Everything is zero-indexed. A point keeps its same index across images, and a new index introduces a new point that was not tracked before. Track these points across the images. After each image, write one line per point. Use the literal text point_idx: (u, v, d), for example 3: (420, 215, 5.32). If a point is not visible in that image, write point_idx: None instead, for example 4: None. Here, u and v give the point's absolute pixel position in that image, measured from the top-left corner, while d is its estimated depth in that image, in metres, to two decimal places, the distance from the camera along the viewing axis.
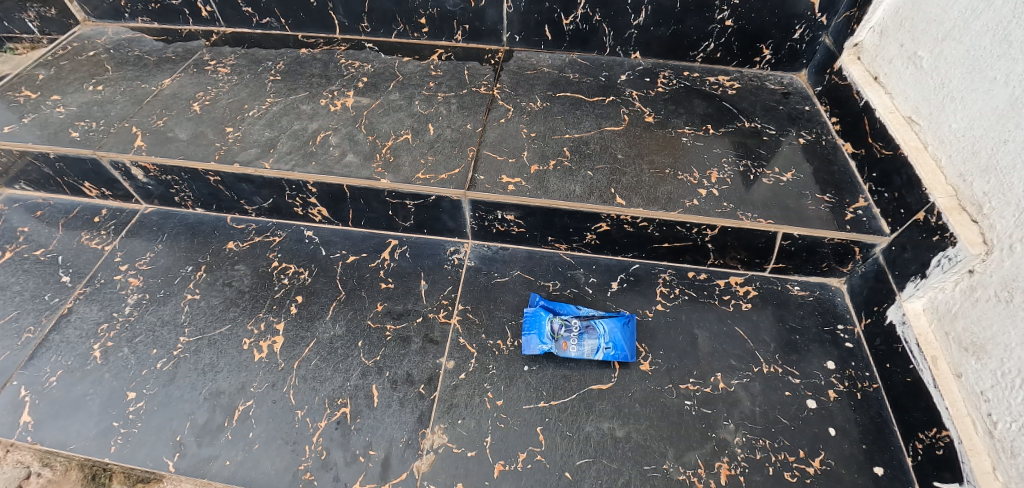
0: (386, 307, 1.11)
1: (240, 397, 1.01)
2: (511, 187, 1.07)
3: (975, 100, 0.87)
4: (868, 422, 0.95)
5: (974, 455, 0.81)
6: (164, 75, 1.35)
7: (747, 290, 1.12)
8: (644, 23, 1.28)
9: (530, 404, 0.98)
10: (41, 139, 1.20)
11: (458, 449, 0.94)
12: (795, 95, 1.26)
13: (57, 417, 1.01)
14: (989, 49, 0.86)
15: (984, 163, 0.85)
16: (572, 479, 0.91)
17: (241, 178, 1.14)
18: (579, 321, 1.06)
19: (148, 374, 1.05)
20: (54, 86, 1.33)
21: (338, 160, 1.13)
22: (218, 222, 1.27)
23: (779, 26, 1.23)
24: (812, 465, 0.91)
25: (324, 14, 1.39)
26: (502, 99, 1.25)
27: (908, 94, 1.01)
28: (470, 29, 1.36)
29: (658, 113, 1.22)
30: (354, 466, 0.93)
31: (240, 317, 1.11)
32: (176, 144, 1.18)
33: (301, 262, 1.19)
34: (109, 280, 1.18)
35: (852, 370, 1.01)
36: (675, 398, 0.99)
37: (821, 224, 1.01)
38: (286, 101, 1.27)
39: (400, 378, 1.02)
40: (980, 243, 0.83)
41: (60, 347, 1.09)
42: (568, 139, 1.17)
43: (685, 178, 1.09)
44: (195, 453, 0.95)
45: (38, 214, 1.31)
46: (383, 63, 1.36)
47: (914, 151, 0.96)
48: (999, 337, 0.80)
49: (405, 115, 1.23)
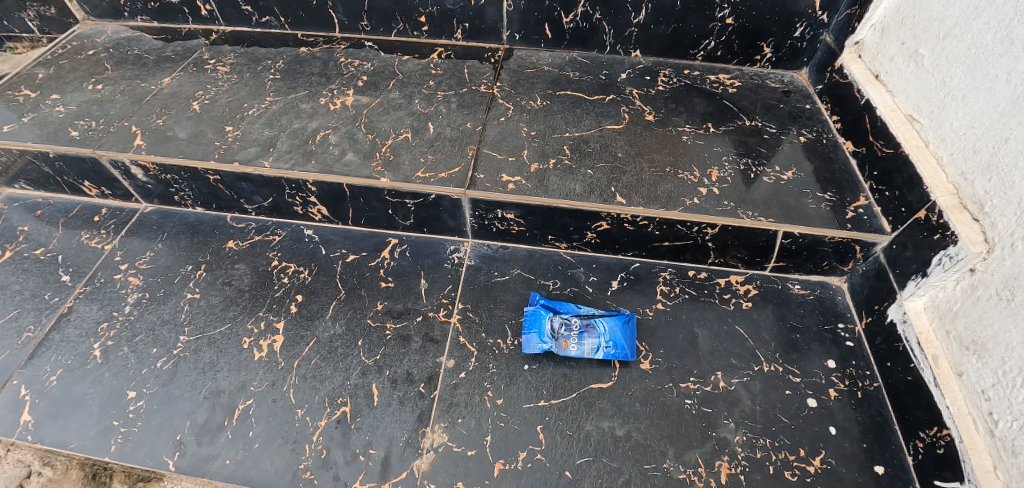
0: (386, 306, 1.11)
1: (240, 396, 1.01)
2: (511, 185, 1.07)
3: (976, 98, 0.87)
4: (869, 420, 0.95)
5: (975, 454, 0.80)
6: (164, 74, 1.35)
7: (748, 289, 1.12)
8: (645, 21, 1.28)
9: (530, 403, 0.98)
10: (41, 138, 1.20)
11: (458, 448, 0.94)
12: (796, 93, 1.26)
13: (57, 416, 1.01)
14: (991, 47, 0.85)
15: (985, 161, 0.84)
16: (572, 478, 0.91)
17: (240, 177, 1.14)
18: (579, 319, 1.06)
19: (148, 373, 1.04)
20: (54, 85, 1.32)
21: (338, 159, 1.13)
22: (218, 221, 1.27)
23: (779, 24, 1.23)
24: (812, 464, 0.91)
25: (323, 12, 1.39)
26: (502, 97, 1.25)
27: (909, 92, 1.01)
28: (469, 28, 1.36)
29: (658, 111, 1.22)
30: (354, 465, 0.93)
31: (239, 316, 1.11)
32: (176, 143, 1.17)
33: (301, 261, 1.19)
34: (108, 279, 1.18)
35: (853, 369, 1.01)
36: (675, 397, 0.99)
37: (821, 223, 1.00)
38: (285, 100, 1.27)
39: (400, 377, 1.02)
40: (981, 241, 0.83)
41: (60, 346, 1.09)
42: (568, 138, 1.16)
43: (685, 177, 1.09)
44: (195, 452, 0.95)
45: (37, 213, 1.31)
46: (382, 62, 1.36)
47: (915, 149, 0.96)
48: (1001, 336, 0.80)
49: (405, 113, 1.22)
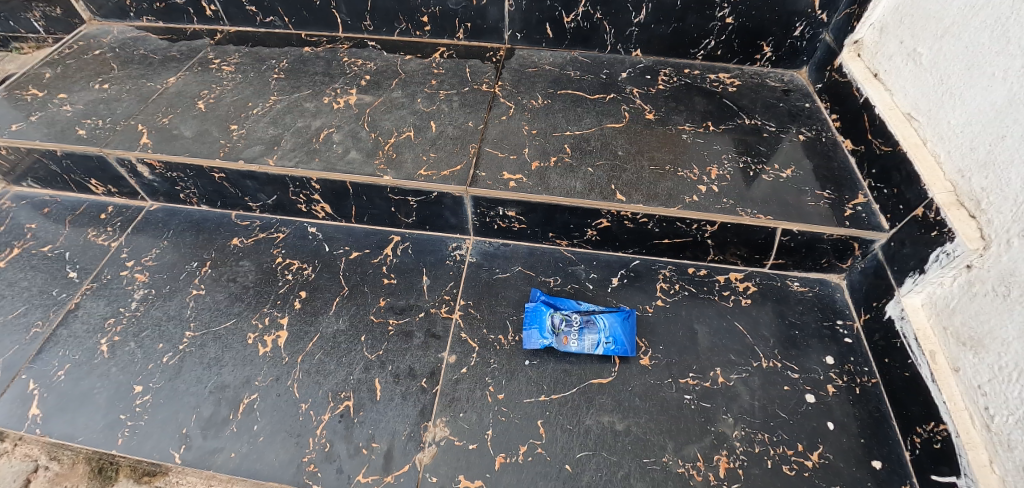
0: (389, 302, 1.12)
1: (245, 390, 1.02)
2: (513, 183, 1.08)
3: (973, 96, 0.88)
4: (868, 416, 0.96)
5: (972, 448, 0.81)
6: (170, 73, 1.36)
7: (747, 286, 1.12)
8: (645, 21, 1.29)
9: (531, 398, 0.99)
10: (49, 137, 1.21)
11: (459, 442, 0.95)
12: (796, 92, 1.26)
13: (65, 409, 1.02)
14: (988, 45, 0.86)
15: (982, 158, 0.85)
16: (572, 471, 0.92)
17: (245, 175, 1.16)
18: (580, 315, 1.07)
19: (155, 368, 1.06)
20: (60, 85, 1.34)
21: (342, 157, 1.15)
22: (222, 219, 1.28)
23: (779, 23, 1.24)
24: (811, 459, 0.92)
25: (327, 12, 1.41)
26: (503, 96, 1.26)
27: (907, 91, 1.02)
28: (471, 27, 1.37)
29: (658, 110, 1.23)
30: (358, 458, 0.94)
31: (244, 312, 1.13)
32: (182, 141, 1.19)
33: (304, 258, 1.20)
34: (115, 276, 1.20)
35: (852, 365, 1.01)
36: (674, 393, 1.00)
37: (820, 220, 1.01)
38: (289, 99, 1.28)
39: (402, 372, 1.03)
40: (978, 238, 0.84)
41: (68, 342, 1.11)
42: (568, 136, 1.17)
43: (685, 175, 1.10)
44: (201, 446, 0.96)
45: (45, 211, 1.32)
46: (385, 61, 1.37)
47: (913, 147, 0.97)
48: (997, 331, 0.81)
49: (407, 112, 1.24)
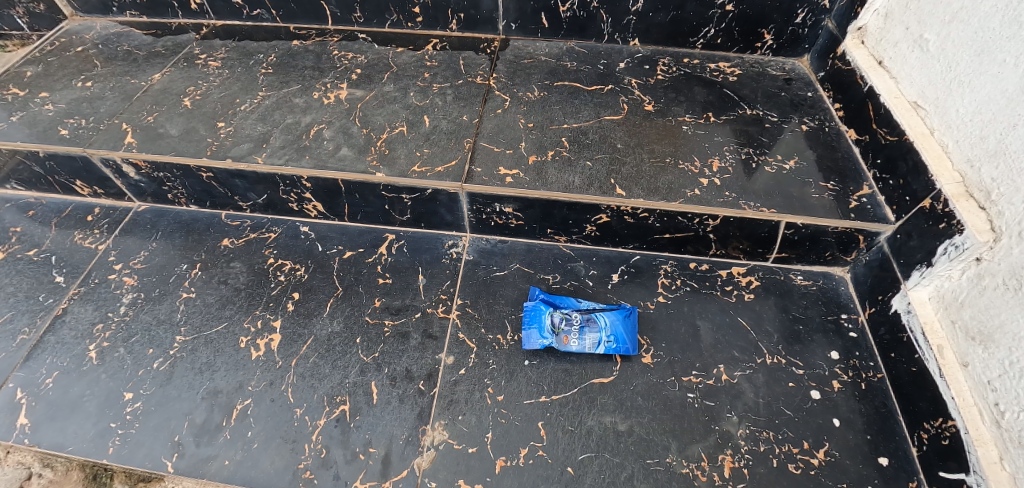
0: (384, 303, 1.10)
1: (238, 396, 1.00)
2: (509, 178, 1.05)
3: (983, 84, 0.85)
4: (874, 411, 0.94)
5: (981, 445, 0.79)
6: (155, 70, 1.32)
7: (750, 280, 1.10)
8: (643, 9, 1.25)
9: (530, 399, 0.97)
10: (31, 137, 1.18)
11: (458, 446, 0.93)
12: (798, 81, 1.24)
13: (54, 418, 1.00)
14: (998, 30, 0.83)
15: (992, 148, 0.83)
16: (574, 474, 0.90)
17: (234, 174, 1.13)
18: (579, 314, 1.05)
19: (145, 374, 1.03)
20: (42, 83, 1.30)
21: (333, 154, 1.11)
22: (212, 219, 1.25)
23: (781, 10, 1.20)
24: (816, 457, 0.90)
25: (315, 4, 1.37)
26: (499, 89, 1.23)
27: (914, 78, 0.99)
28: (464, 18, 1.34)
29: (657, 101, 1.20)
30: (355, 464, 0.92)
31: (236, 315, 1.10)
32: (167, 139, 1.16)
33: (297, 258, 1.18)
34: (103, 280, 1.17)
35: (857, 360, 1.00)
36: (678, 391, 0.98)
37: (825, 213, 0.99)
38: (278, 94, 1.25)
39: (399, 374, 1.01)
40: (988, 230, 0.81)
41: (56, 349, 1.08)
42: (566, 129, 1.15)
43: (686, 167, 1.07)
44: (194, 453, 0.94)
45: (30, 214, 1.29)
46: (376, 54, 1.33)
47: (920, 137, 0.94)
48: (1007, 326, 0.79)
49: (400, 107, 1.21)
